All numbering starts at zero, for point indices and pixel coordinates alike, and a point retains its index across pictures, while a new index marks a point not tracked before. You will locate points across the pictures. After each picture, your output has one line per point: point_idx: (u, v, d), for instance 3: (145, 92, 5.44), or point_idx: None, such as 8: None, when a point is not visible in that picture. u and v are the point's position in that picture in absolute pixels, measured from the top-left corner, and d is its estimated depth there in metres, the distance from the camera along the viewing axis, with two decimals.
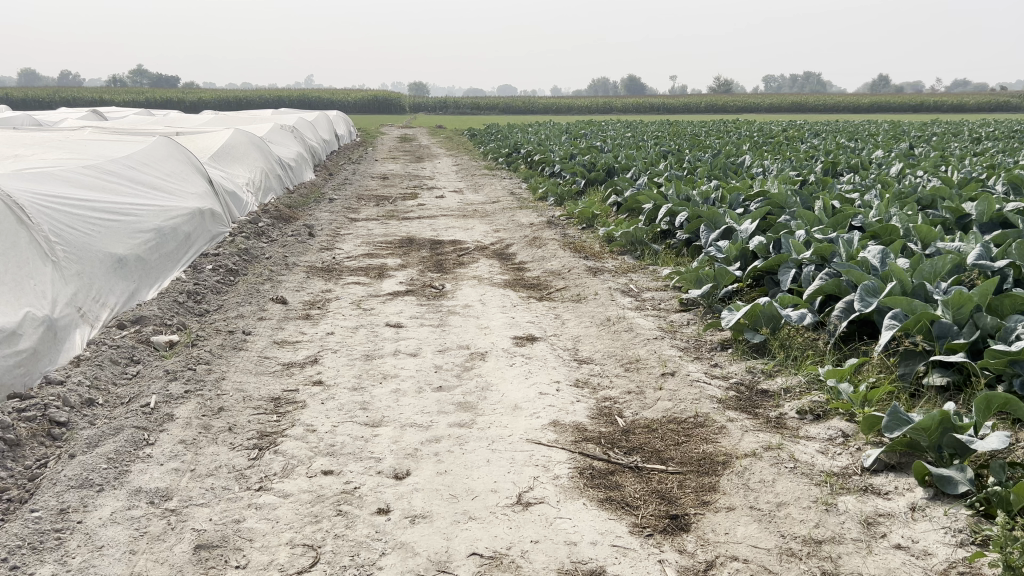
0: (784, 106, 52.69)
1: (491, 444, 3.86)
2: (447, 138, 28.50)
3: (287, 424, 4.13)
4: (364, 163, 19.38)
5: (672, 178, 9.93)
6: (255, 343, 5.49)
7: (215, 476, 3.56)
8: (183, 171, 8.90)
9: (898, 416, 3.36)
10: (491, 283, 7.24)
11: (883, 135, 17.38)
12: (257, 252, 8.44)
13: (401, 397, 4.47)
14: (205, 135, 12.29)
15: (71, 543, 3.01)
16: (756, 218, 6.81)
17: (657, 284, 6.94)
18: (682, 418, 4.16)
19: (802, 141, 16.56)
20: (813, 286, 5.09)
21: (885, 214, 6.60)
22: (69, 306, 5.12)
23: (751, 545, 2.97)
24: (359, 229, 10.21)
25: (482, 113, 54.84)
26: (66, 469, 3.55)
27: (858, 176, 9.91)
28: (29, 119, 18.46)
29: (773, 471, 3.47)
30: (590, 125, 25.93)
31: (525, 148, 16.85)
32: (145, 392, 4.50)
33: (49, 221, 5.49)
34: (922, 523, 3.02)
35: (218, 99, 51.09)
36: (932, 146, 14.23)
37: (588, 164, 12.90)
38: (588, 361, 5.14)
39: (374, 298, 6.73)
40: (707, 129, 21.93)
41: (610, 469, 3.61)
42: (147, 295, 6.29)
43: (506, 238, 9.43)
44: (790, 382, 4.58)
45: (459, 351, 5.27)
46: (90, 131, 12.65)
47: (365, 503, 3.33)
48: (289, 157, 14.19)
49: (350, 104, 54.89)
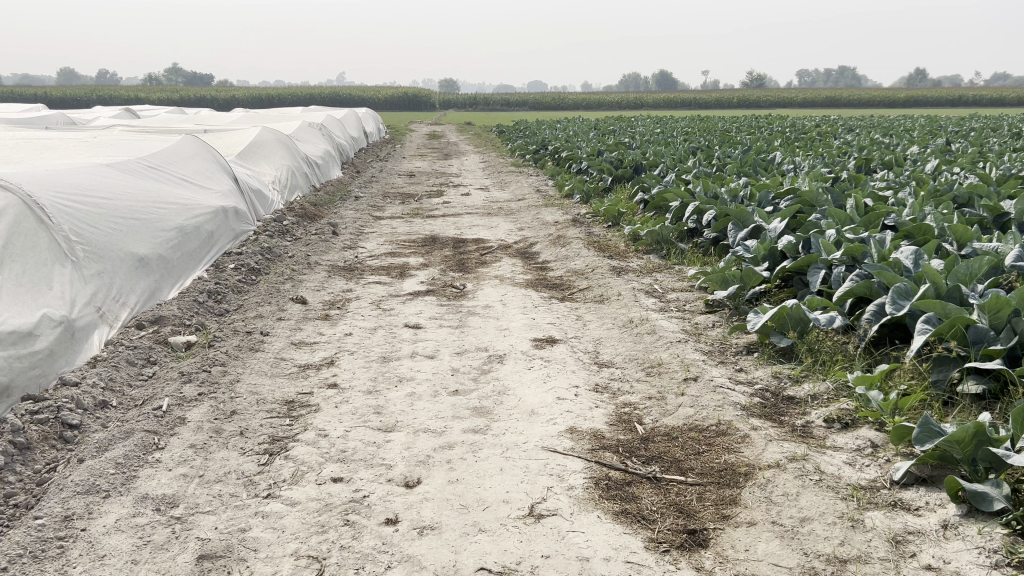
0: (819, 100, 51.80)
1: (505, 451, 3.75)
2: (475, 136, 28.38)
3: (299, 428, 4.06)
4: (392, 161, 19.33)
5: (700, 175, 9.76)
6: (272, 345, 5.43)
7: (223, 483, 3.49)
8: (209, 169, 8.90)
9: (930, 428, 3.22)
10: (513, 283, 7.13)
11: (921, 131, 17.01)
12: (280, 251, 8.40)
13: (415, 402, 4.38)
14: (232, 133, 12.30)
15: (73, 552, 2.95)
16: (785, 217, 6.64)
17: (683, 284, 6.79)
18: (703, 426, 4.03)
19: (834, 137, 16.24)
20: (843, 288, 4.92)
21: (919, 212, 6.40)
22: (88, 306, 5.10)
23: (772, 564, 2.84)
24: (383, 227, 10.16)
25: (511, 109, 54.76)
26: (74, 474, 3.50)
27: (892, 172, 9.67)
28: (63, 118, 18.60)
29: (797, 484, 3.33)
30: (619, 121, 25.73)
31: (553, 146, 16.71)
32: (159, 394, 4.46)
33: (70, 220, 5.48)
34: (955, 543, 2.86)
35: (248, 96, 51.41)
36: (970, 141, 13.87)
37: (616, 162, 12.76)
38: (608, 365, 5.01)
39: (393, 298, 6.65)
40: (738, 125, 21.60)
41: (627, 480, 3.49)
42: (167, 294, 6.27)
43: (531, 237, 9.31)
44: (817, 389, 4.43)
45: (477, 353, 5.17)
46: (120, 129, 12.72)
47: (373, 512, 3.25)
48: (316, 155, 14.16)
49: (381, 103, 54.97)
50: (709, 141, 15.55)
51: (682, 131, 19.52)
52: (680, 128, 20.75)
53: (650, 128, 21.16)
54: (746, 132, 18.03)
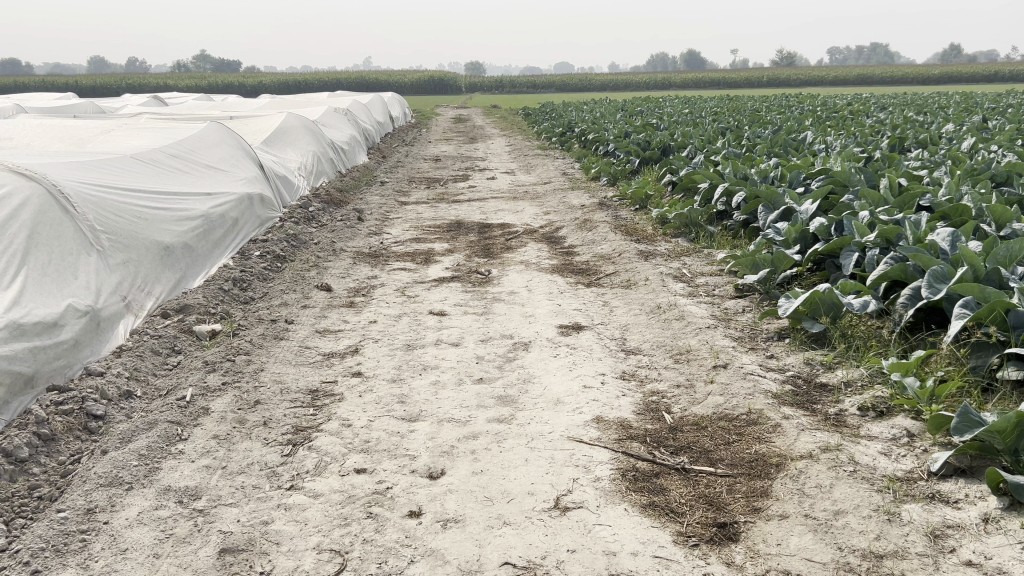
0: (850, 78, 50.92)
1: (531, 441, 3.69)
2: (502, 118, 28.23)
3: (322, 418, 4.03)
4: (418, 145, 19.26)
5: (729, 156, 9.60)
6: (297, 333, 5.40)
7: (246, 474, 3.46)
8: (234, 156, 8.89)
9: (969, 417, 3.14)
10: (538, 269, 7.05)
11: (956, 108, 16.68)
12: (305, 237, 8.38)
13: (440, 390, 4.32)
14: (257, 119, 12.28)
15: (95, 546, 2.94)
16: (817, 198, 6.49)
17: (712, 268, 6.67)
18: (734, 415, 3.94)
19: (867, 116, 15.93)
20: (877, 272, 4.80)
21: (956, 192, 6.24)
22: (114, 296, 5.10)
23: (805, 559, 2.76)
24: (408, 213, 10.11)
25: (537, 91, 54.45)
26: (97, 466, 3.50)
27: (926, 152, 9.47)
28: (93, 108, 18.76)
29: (831, 475, 3.23)
30: (646, 102, 25.46)
31: (579, 128, 16.57)
32: (183, 384, 4.45)
33: (96, 208, 5.47)
34: (996, 537, 2.76)
35: (275, 83, 51.55)
36: (1008, 118, 13.54)
37: (644, 143, 12.62)
38: (636, 352, 4.93)
39: (418, 285, 6.60)
40: (768, 104, 21.32)
41: (655, 471, 3.42)
42: (194, 283, 6.27)
43: (556, 221, 9.22)
44: (851, 375, 4.32)
45: (503, 340, 5.11)
46: (147, 117, 12.72)
47: (397, 504, 3.20)
48: (342, 140, 14.13)
49: (406, 86, 54.82)
50: (739, 121, 15.33)
51: (711, 111, 19.28)
52: (708, 108, 20.51)
53: (678, 109, 20.93)
54: (776, 112, 17.76)
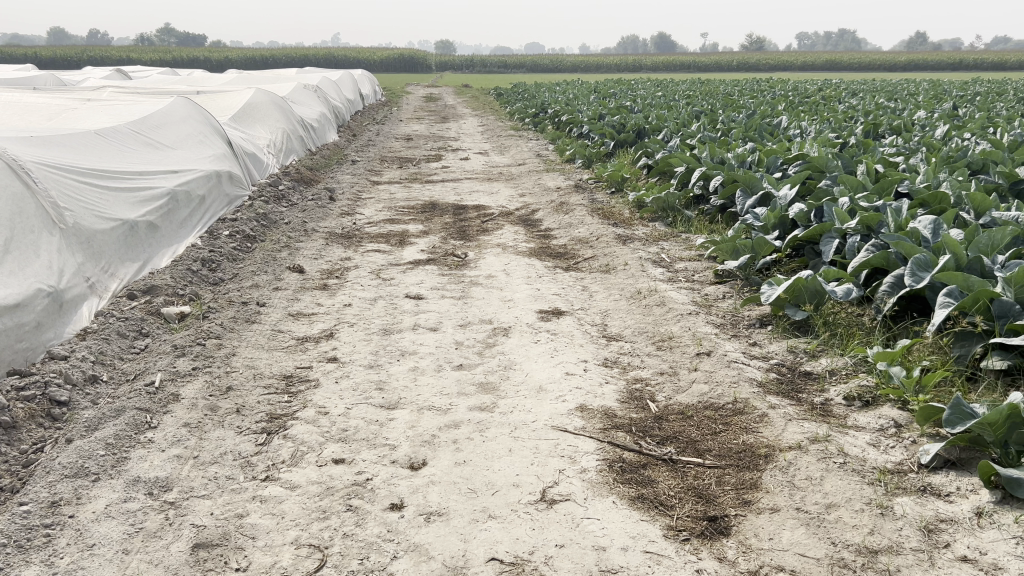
0: (818, 65, 51.19)
1: (514, 431, 3.60)
2: (474, 97, 28.02)
3: (298, 405, 3.90)
4: (388, 124, 19.00)
5: (705, 140, 9.54)
6: (269, 316, 5.25)
7: (219, 464, 3.33)
8: (201, 131, 8.64)
9: (961, 409, 3.10)
10: (516, 252, 6.94)
11: (925, 95, 16.85)
12: (275, 217, 8.20)
13: (418, 377, 4.21)
14: (225, 95, 11.97)
15: (60, 541, 2.81)
16: (795, 183, 6.45)
17: (691, 253, 6.61)
18: (719, 404, 3.87)
19: (839, 101, 15.94)
20: (859, 259, 4.74)
21: (934, 179, 6.23)
22: (76, 277, 4.90)
23: (798, 554, 2.70)
24: (381, 193, 9.93)
25: (508, 70, 54.17)
26: (61, 456, 3.35)
27: (901, 138, 9.49)
28: (52, 80, 18.26)
29: (821, 467, 3.18)
30: (619, 83, 25.38)
31: (552, 109, 16.44)
32: (151, 368, 4.29)
33: (57, 185, 5.25)
34: (991, 532, 2.72)
35: (241, 59, 50.67)
36: (976, 105, 13.64)
37: (618, 126, 12.53)
38: (617, 339, 4.85)
39: (393, 267, 6.46)
40: (739, 88, 21.40)
41: (642, 462, 3.34)
42: (162, 262, 6.07)
43: (532, 203, 9.11)
44: (836, 364, 4.27)
45: (482, 326, 5.00)
46: (111, 91, 12.34)
47: (378, 497, 3.09)
48: (312, 118, 13.86)
49: (376, 64, 54.22)
50: (712, 104, 15.29)
51: (684, 94, 19.24)
52: (681, 91, 20.45)
53: (651, 91, 20.88)
54: (748, 96, 17.77)
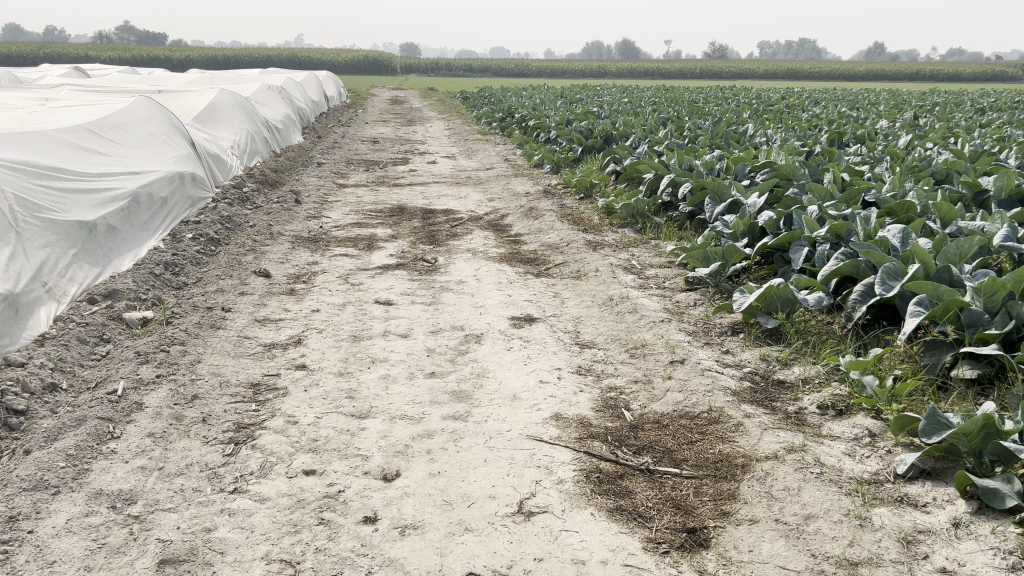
0: (780, 72, 51.97)
1: (489, 440, 3.54)
2: (440, 101, 27.91)
3: (265, 414, 3.81)
4: (353, 126, 18.84)
5: (673, 147, 9.57)
6: (235, 322, 5.13)
7: (184, 476, 3.23)
8: (165, 132, 8.47)
9: (937, 419, 3.11)
10: (486, 257, 6.88)
11: (886, 105, 17.10)
12: (240, 219, 8.05)
13: (390, 385, 4.14)
14: (186, 95, 11.74)
15: (19, 558, 2.69)
16: (763, 191, 6.47)
17: (661, 260, 6.61)
18: (694, 413, 3.85)
19: (802, 110, 16.12)
20: (830, 267, 4.75)
21: (900, 188, 6.28)
22: (33, 281, 4.75)
23: (779, 566, 2.68)
24: (347, 196, 9.81)
25: (473, 74, 54.09)
26: (19, 468, 3.22)
27: (865, 147, 9.59)
28: (9, 78, 17.90)
29: (798, 477, 3.17)
30: (585, 89, 25.46)
31: (520, 114, 16.41)
32: (114, 375, 4.16)
33: (13, 187, 5.09)
34: (968, 543, 2.73)
35: (202, 58, 49.98)
36: (937, 116, 13.83)
37: (587, 131, 12.51)
38: (590, 346, 4.81)
39: (362, 272, 6.37)
40: (704, 96, 21.53)
41: (619, 472, 3.31)
42: (123, 265, 5.92)
43: (501, 208, 9.05)
44: (808, 372, 4.28)
45: (454, 332, 4.94)
46: (70, 90, 12.05)
47: (350, 510, 3.01)
48: (276, 119, 13.68)
49: (341, 66, 53.79)
50: (678, 111, 15.38)
51: (650, 100, 19.32)
52: (646, 99, 20.54)
53: (617, 97, 20.91)
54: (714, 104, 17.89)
